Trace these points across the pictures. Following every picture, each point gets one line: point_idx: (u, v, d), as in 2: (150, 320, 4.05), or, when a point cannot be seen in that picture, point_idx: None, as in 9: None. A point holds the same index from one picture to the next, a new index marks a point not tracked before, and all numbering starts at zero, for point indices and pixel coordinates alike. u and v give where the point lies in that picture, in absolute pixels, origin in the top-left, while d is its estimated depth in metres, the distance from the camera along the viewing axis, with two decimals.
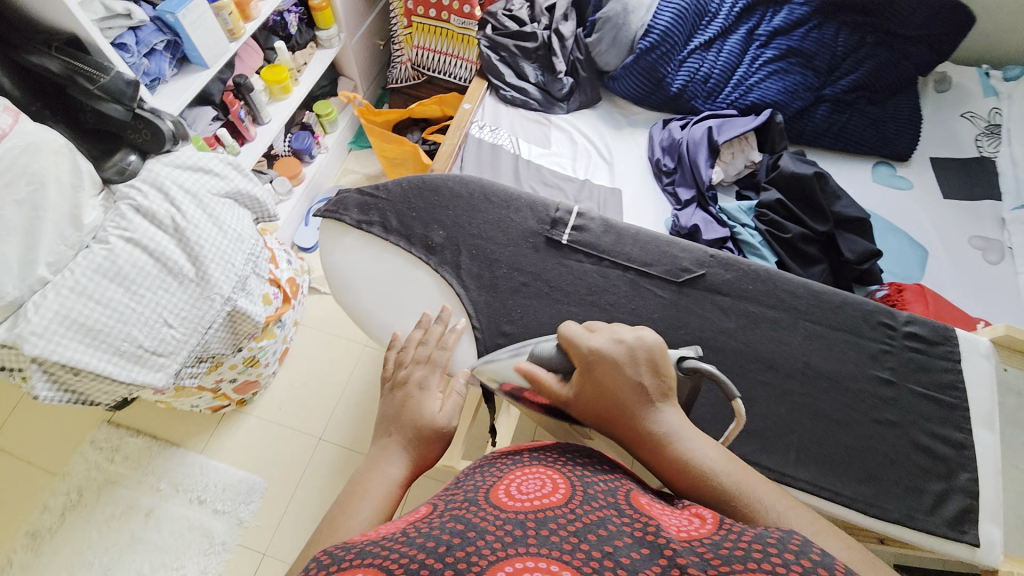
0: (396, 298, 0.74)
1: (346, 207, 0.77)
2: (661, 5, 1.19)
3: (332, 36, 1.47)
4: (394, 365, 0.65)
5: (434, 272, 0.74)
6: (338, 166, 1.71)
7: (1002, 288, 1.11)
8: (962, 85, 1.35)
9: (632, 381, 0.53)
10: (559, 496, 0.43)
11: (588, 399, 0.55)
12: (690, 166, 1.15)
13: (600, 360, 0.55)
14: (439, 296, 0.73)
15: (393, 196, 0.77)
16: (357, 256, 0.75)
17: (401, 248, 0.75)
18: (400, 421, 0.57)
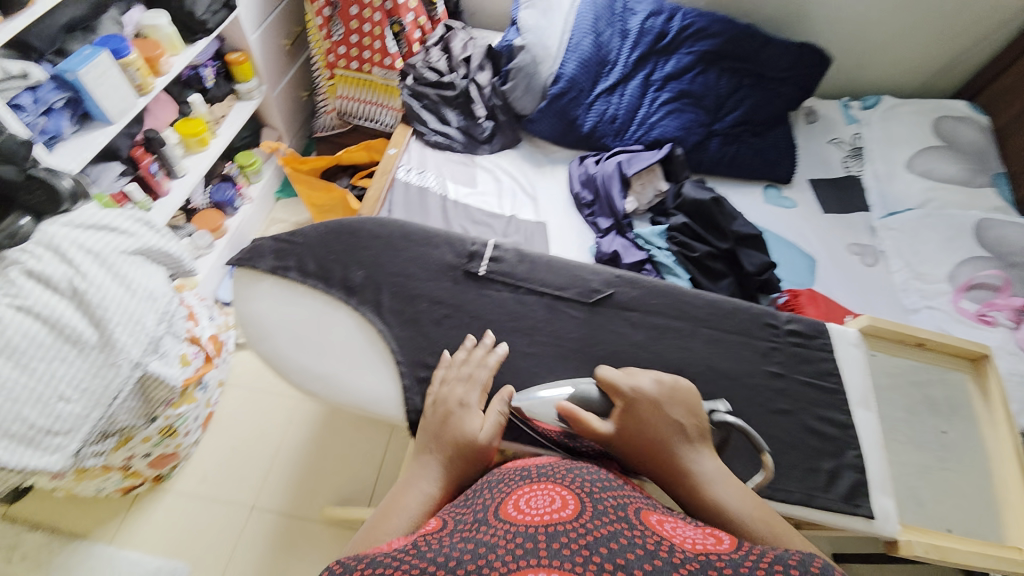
0: (315, 343, 0.72)
1: (261, 254, 0.75)
2: (566, 55, 1.30)
3: (252, 89, 1.46)
4: (439, 383, 0.68)
5: (353, 312, 0.73)
6: (265, 218, 1.67)
7: (877, 286, 1.28)
8: (827, 117, 1.58)
9: (677, 425, 0.61)
10: (568, 513, 0.46)
11: (629, 440, 0.60)
12: (607, 199, 1.25)
13: (644, 402, 0.62)
14: (360, 337, 0.72)
15: (309, 240, 0.77)
16: (273, 302, 0.73)
17: (319, 291, 0.74)
18: (441, 438, 0.60)
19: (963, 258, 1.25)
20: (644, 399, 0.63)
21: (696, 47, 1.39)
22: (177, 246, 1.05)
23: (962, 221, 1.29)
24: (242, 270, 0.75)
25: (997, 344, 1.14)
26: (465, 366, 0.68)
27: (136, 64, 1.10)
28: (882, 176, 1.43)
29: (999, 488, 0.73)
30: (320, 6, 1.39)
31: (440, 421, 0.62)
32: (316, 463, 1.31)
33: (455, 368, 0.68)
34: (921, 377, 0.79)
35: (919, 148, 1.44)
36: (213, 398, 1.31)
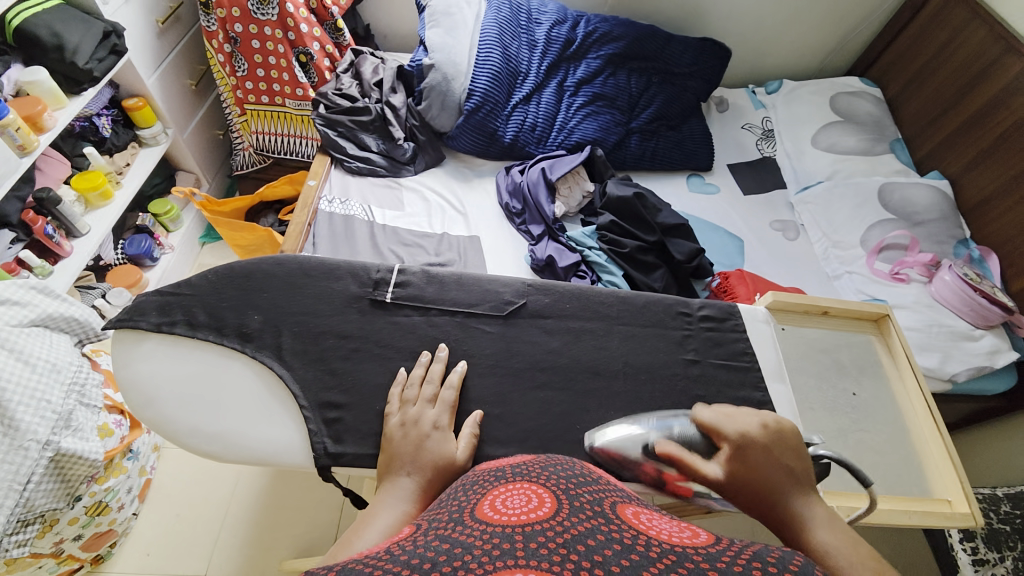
0: (210, 401, 0.65)
1: (142, 312, 0.67)
2: (476, 71, 1.30)
3: (157, 133, 1.39)
4: (399, 404, 0.66)
5: (251, 361, 0.67)
6: (192, 264, 1.59)
7: (800, 258, 1.34)
8: (737, 105, 1.66)
9: (780, 463, 0.56)
10: (546, 510, 0.43)
11: (735, 484, 0.56)
12: (535, 205, 1.26)
13: (745, 437, 0.58)
14: (260, 387, 0.66)
15: (199, 289, 0.69)
16: (158, 362, 0.65)
17: (210, 343, 0.67)
18: (417, 460, 0.58)
19: (872, 221, 1.33)
20: (751, 442, 0.58)
21: (603, 51, 1.44)
22: (82, 310, 0.98)
23: (868, 187, 1.37)
24: (116, 331, 0.66)
25: (912, 299, 1.21)
26: (428, 386, 0.67)
27: (16, 124, 1.02)
28: (793, 154, 1.51)
29: (916, 441, 0.78)
30: (220, 43, 1.34)
31: (416, 442, 0.60)
32: (271, 517, 1.23)
33: (415, 388, 0.67)
34: (830, 344, 0.83)
35: (822, 124, 1.53)
36: (150, 465, 1.22)
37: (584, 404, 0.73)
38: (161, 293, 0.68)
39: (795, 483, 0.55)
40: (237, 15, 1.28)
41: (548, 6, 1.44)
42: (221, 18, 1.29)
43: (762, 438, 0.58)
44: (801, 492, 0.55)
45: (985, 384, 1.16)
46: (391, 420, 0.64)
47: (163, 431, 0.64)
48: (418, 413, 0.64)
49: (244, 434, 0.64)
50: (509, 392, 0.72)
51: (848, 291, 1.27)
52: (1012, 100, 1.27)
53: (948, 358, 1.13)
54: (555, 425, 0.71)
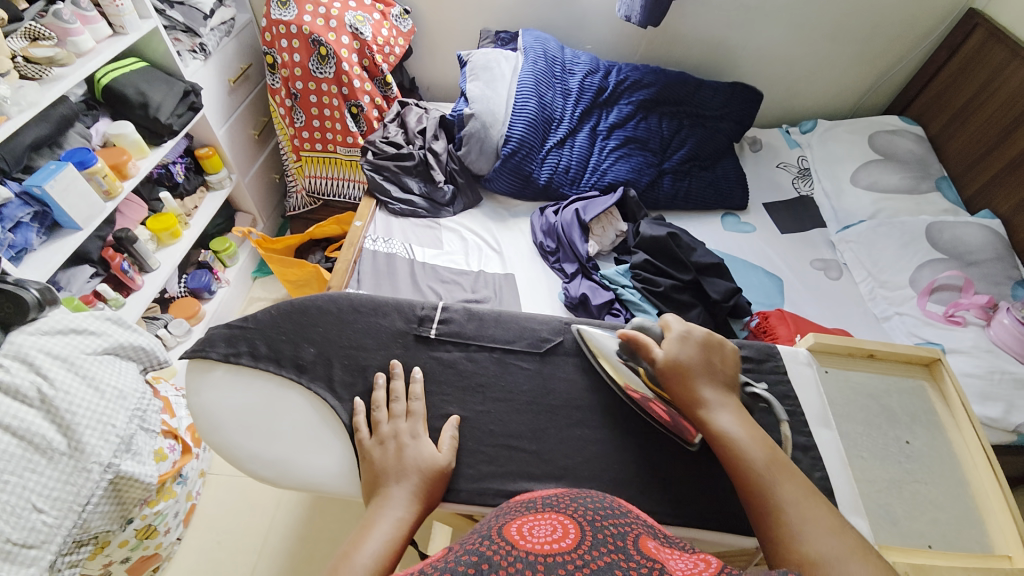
0: (267, 427, 0.69)
1: (212, 342, 0.73)
2: (513, 118, 1.38)
3: (223, 178, 1.54)
4: (370, 427, 0.67)
5: (307, 391, 0.71)
6: (244, 297, 1.70)
7: (844, 298, 1.30)
8: (771, 144, 1.67)
9: (712, 368, 0.66)
10: (568, 542, 0.45)
11: (670, 368, 0.65)
12: (569, 244, 1.29)
13: (690, 342, 0.67)
14: (314, 416, 0.70)
15: (261, 323, 0.74)
16: (224, 390, 0.70)
17: (271, 373, 0.71)
18: (402, 467, 0.61)
19: (922, 261, 1.28)
20: (691, 342, 0.67)
21: (635, 97, 1.50)
22: (148, 339, 1.07)
23: (914, 226, 1.33)
24: (190, 360, 0.72)
25: (970, 343, 1.14)
26: (397, 404, 0.68)
27: (103, 171, 1.15)
28: (832, 193, 1.49)
29: (976, 495, 0.72)
30: (282, 98, 1.49)
31: (396, 454, 0.62)
32: (305, 548, 1.24)
33: (386, 408, 0.68)
34: (881, 389, 0.79)
35: (860, 162, 1.51)
36: (195, 490, 1.27)
37: (621, 442, 0.72)
38: (229, 326, 0.74)
39: (716, 381, 0.65)
40: (298, 74, 1.42)
41: (581, 58, 1.52)
42: (284, 77, 1.45)
43: (701, 340, 0.68)
44: (719, 388, 0.65)
45: None
46: (366, 442, 0.65)
47: (226, 454, 0.69)
48: (394, 431, 0.65)
49: (298, 460, 0.68)
50: (544, 430, 0.72)
51: (899, 333, 1.22)
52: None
53: (1013, 409, 1.05)
54: (590, 465, 0.70)
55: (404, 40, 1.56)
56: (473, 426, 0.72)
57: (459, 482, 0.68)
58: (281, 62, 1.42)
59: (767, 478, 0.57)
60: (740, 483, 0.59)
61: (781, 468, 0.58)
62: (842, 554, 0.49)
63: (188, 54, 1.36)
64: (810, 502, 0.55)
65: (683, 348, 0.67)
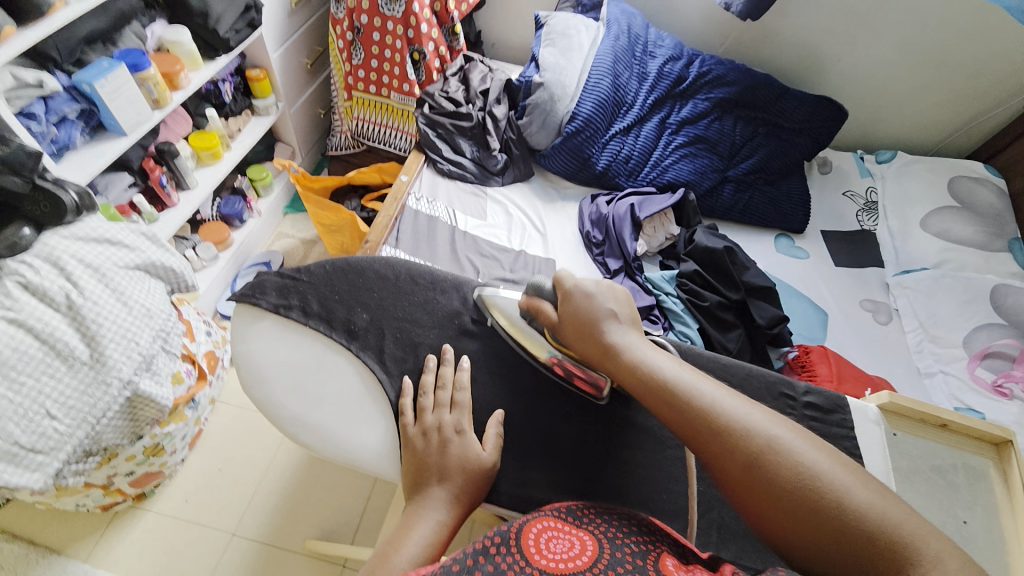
0: (313, 390, 0.68)
1: (263, 291, 0.72)
2: (583, 94, 1.30)
3: (270, 105, 1.48)
4: (416, 413, 0.64)
5: (355, 358, 0.69)
6: (272, 231, 1.66)
7: (890, 346, 1.25)
8: (842, 168, 1.58)
9: (605, 310, 0.63)
10: (585, 560, 0.42)
11: (569, 323, 0.64)
12: (618, 240, 1.24)
13: (578, 292, 0.65)
14: (360, 385, 0.68)
15: (315, 279, 0.73)
16: (273, 344, 0.69)
17: (321, 333, 0.70)
18: (445, 466, 0.58)
19: (980, 323, 1.21)
20: (584, 292, 0.64)
21: (713, 94, 1.40)
22: (179, 261, 1.04)
23: (980, 284, 1.26)
24: (238, 305, 0.71)
25: (1013, 418, 1.09)
26: (443, 392, 0.65)
27: (155, 80, 1.10)
28: (897, 233, 1.41)
29: None
30: (343, 30, 1.40)
31: (440, 449, 0.60)
32: (303, 491, 1.26)
33: (432, 396, 0.65)
34: (940, 461, 0.75)
35: (936, 206, 1.42)
36: (203, 417, 1.27)
37: (670, 471, 0.67)
38: (282, 275, 0.73)
39: (617, 314, 0.62)
40: (365, 7, 1.34)
41: (665, 41, 1.42)
42: (349, 8, 1.36)
43: (592, 289, 0.64)
44: (621, 322, 0.62)
45: None
46: (409, 429, 0.63)
47: (267, 411, 0.67)
48: (438, 422, 0.63)
49: (339, 430, 0.66)
50: (590, 440, 0.69)
51: (940, 393, 1.17)
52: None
53: None
54: (632, 487, 0.67)
55: None
56: (521, 426, 0.69)
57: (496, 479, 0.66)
58: None
59: (680, 388, 0.55)
60: (658, 408, 0.55)
61: (689, 372, 0.57)
62: (780, 436, 0.49)
63: None
64: (727, 393, 0.54)
65: (578, 301, 0.64)
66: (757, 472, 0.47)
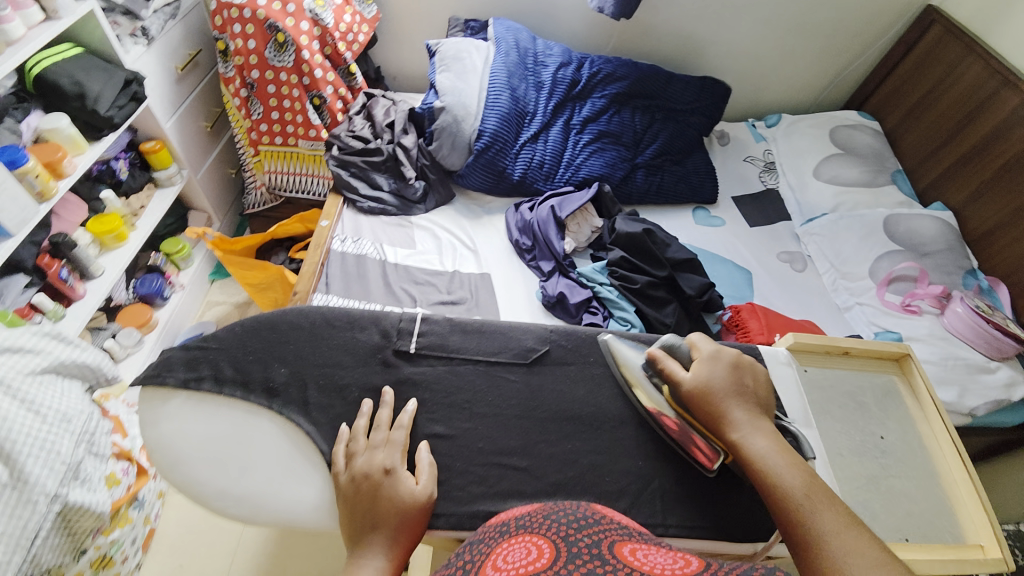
0: (236, 460, 0.68)
1: (169, 367, 0.70)
2: (486, 112, 1.34)
3: (173, 175, 1.44)
4: (345, 459, 0.65)
5: (277, 417, 0.70)
6: (200, 301, 1.60)
7: (809, 290, 1.34)
8: (738, 138, 1.70)
9: (738, 388, 0.67)
10: (544, 562, 0.39)
11: (697, 391, 0.67)
12: (545, 242, 1.27)
13: (713, 367, 0.69)
14: (285, 443, 0.69)
15: (224, 343, 0.73)
16: (184, 422, 0.68)
17: (237, 399, 0.70)
18: (376, 509, 0.59)
19: (881, 253, 1.33)
20: (718, 363, 0.69)
21: (608, 91, 1.49)
22: (94, 355, 0.98)
23: (873, 219, 1.38)
24: (143, 387, 0.70)
25: (926, 331, 1.20)
26: (376, 433, 0.67)
27: (36, 171, 1.04)
28: (796, 186, 1.54)
29: (947, 485, 0.78)
30: (236, 87, 1.39)
31: (370, 494, 0.60)
32: (279, 566, 1.20)
33: (363, 440, 0.67)
34: (853, 385, 0.83)
35: (824, 155, 1.55)
36: (153, 514, 1.18)
37: (611, 454, 0.74)
38: (188, 348, 0.72)
39: (745, 395, 0.67)
40: (253, 63, 1.33)
41: (553, 50, 1.49)
42: (238, 64, 1.35)
43: (729, 361, 0.69)
44: (751, 405, 0.66)
45: (1005, 417, 1.15)
46: (340, 477, 0.64)
47: (190, 491, 0.67)
48: (366, 463, 0.64)
49: (270, 492, 0.67)
50: (531, 443, 0.74)
51: (860, 323, 1.27)
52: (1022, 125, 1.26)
53: (967, 393, 1.12)
54: (578, 478, 0.72)
55: (368, 27, 1.49)
56: (469, 445, 0.73)
57: (447, 505, 0.69)
58: (234, 49, 1.32)
59: (805, 509, 0.55)
60: (775, 507, 0.58)
61: (823, 502, 0.55)
62: None
63: (129, 39, 1.25)
64: (859, 536, 0.51)
65: (708, 369, 0.69)
66: None
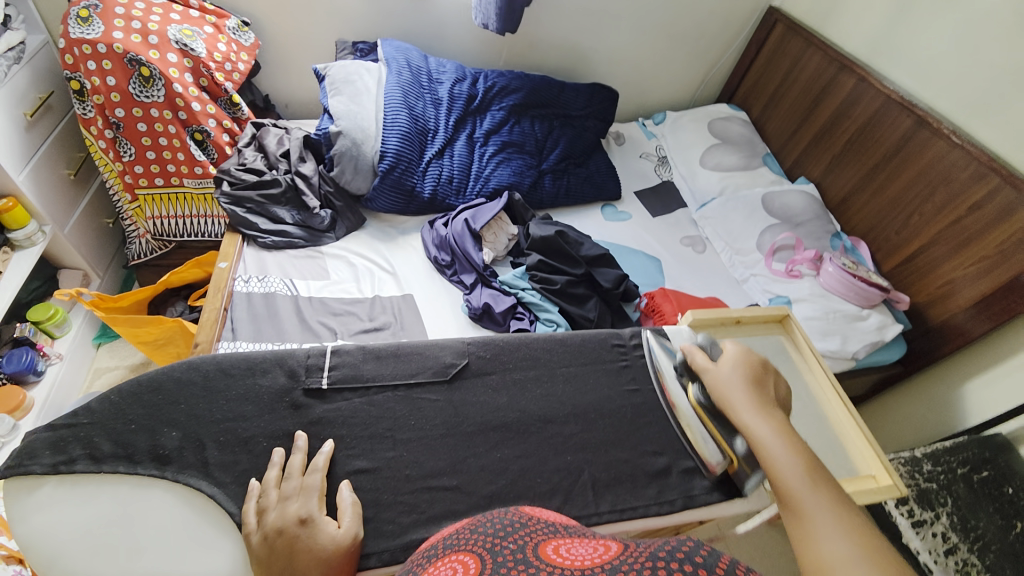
0: (128, 542, 0.64)
1: (33, 454, 0.64)
2: (385, 133, 1.32)
3: (33, 233, 1.26)
4: (257, 517, 0.65)
5: (173, 485, 0.67)
6: (86, 369, 1.41)
7: (711, 269, 1.47)
8: (632, 137, 1.83)
9: (753, 384, 0.75)
10: None
11: (715, 382, 0.78)
12: (464, 255, 1.27)
13: (731, 364, 0.79)
14: (183, 510, 0.66)
15: (97, 415, 0.67)
16: (58, 512, 0.64)
17: (122, 474, 0.66)
18: (294, 566, 0.59)
19: (763, 227, 1.49)
20: (738, 362, 0.79)
21: (505, 103, 1.53)
22: None
23: (753, 199, 1.55)
24: (2, 481, 0.63)
25: (808, 291, 1.36)
26: (289, 483, 0.67)
27: None
28: (687, 176, 1.68)
29: (835, 425, 0.89)
30: (99, 128, 1.25)
31: (287, 549, 0.60)
32: None
33: (274, 493, 0.66)
34: (748, 350, 0.93)
35: (706, 146, 1.71)
36: None
37: (541, 454, 0.78)
38: (53, 428, 0.66)
39: (757, 391, 0.74)
40: (116, 100, 1.21)
41: (446, 67, 1.51)
42: (97, 104, 1.22)
43: (746, 363, 0.78)
44: (761, 399, 0.73)
45: (883, 356, 1.33)
46: (253, 535, 0.63)
47: None
48: (281, 517, 0.63)
49: (174, 569, 0.64)
50: (463, 458, 0.76)
51: (756, 291, 1.42)
52: (865, 97, 1.45)
53: (848, 339, 1.28)
54: (512, 485, 0.75)
55: (248, 55, 1.39)
56: (398, 473, 0.73)
57: (378, 541, 0.68)
58: (91, 88, 1.20)
59: (787, 477, 0.61)
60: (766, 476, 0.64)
61: (811, 475, 0.61)
62: (838, 540, 0.51)
63: None
64: (830, 504, 0.56)
65: (723, 369, 0.79)
66: (803, 551, 0.53)
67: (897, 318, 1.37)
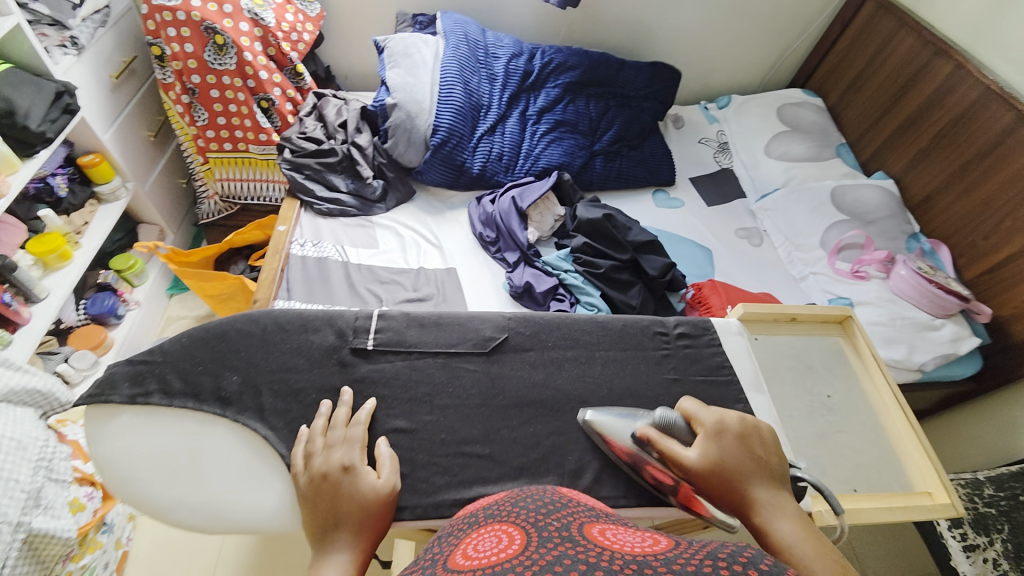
0: (190, 471, 0.70)
1: (114, 385, 0.72)
2: (439, 107, 1.33)
3: (116, 188, 1.37)
4: (304, 460, 0.69)
5: (232, 424, 0.73)
6: (159, 317, 1.54)
7: (766, 264, 1.39)
8: (692, 120, 1.74)
9: (753, 462, 0.64)
10: (514, 549, 0.39)
11: (708, 473, 0.63)
12: (509, 233, 1.28)
13: (723, 445, 0.65)
14: (240, 448, 0.72)
15: (170, 355, 0.74)
16: (134, 437, 0.71)
17: (189, 410, 0.72)
18: (337, 508, 0.63)
19: (830, 223, 1.39)
20: (728, 436, 0.66)
21: (560, 80, 1.49)
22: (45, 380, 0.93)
23: (821, 192, 1.44)
24: (88, 407, 0.71)
25: (874, 294, 1.26)
26: (334, 432, 0.71)
27: None
28: (749, 165, 1.58)
29: (888, 435, 0.84)
30: (176, 94, 1.33)
31: (331, 492, 0.64)
32: None
33: (321, 439, 0.70)
34: (798, 350, 0.89)
35: (773, 134, 1.61)
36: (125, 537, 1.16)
37: (574, 433, 0.79)
38: (132, 363, 0.73)
39: (759, 472, 0.64)
40: (193, 67, 1.28)
41: (503, 40, 1.48)
42: (176, 70, 1.29)
43: (738, 430, 0.66)
44: (767, 483, 0.63)
45: (951, 371, 1.23)
46: (302, 476, 0.67)
47: (146, 505, 0.70)
48: (326, 462, 0.67)
49: (228, 501, 0.70)
50: (495, 430, 0.77)
51: (814, 291, 1.33)
52: (963, 85, 1.30)
53: (915, 350, 1.19)
54: (543, 460, 0.76)
55: (314, 26, 1.43)
56: (434, 438, 0.76)
57: (413, 498, 0.72)
58: (170, 54, 1.27)
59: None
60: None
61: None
62: None
63: (58, 51, 1.18)
64: None
65: (707, 450, 0.64)
66: None
67: (975, 330, 1.25)
